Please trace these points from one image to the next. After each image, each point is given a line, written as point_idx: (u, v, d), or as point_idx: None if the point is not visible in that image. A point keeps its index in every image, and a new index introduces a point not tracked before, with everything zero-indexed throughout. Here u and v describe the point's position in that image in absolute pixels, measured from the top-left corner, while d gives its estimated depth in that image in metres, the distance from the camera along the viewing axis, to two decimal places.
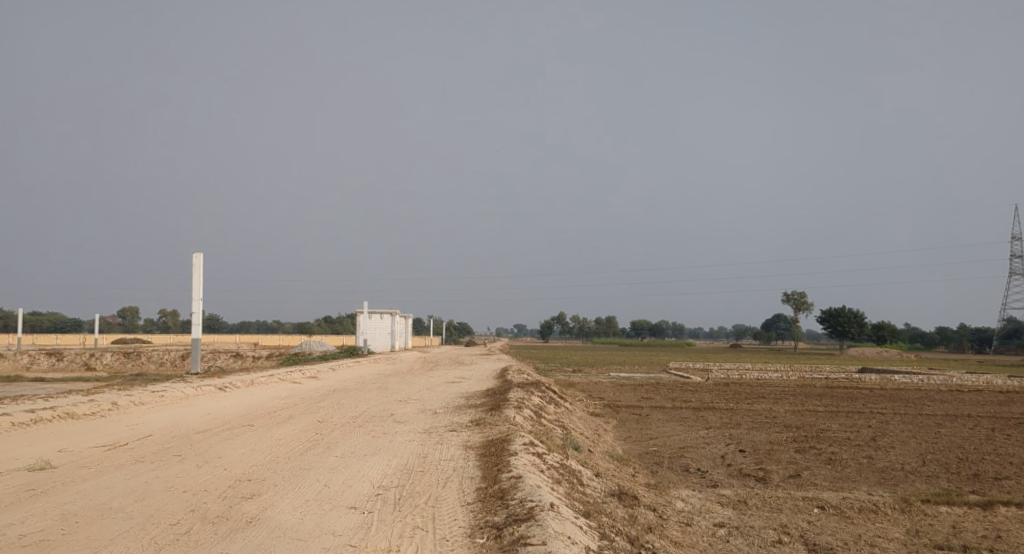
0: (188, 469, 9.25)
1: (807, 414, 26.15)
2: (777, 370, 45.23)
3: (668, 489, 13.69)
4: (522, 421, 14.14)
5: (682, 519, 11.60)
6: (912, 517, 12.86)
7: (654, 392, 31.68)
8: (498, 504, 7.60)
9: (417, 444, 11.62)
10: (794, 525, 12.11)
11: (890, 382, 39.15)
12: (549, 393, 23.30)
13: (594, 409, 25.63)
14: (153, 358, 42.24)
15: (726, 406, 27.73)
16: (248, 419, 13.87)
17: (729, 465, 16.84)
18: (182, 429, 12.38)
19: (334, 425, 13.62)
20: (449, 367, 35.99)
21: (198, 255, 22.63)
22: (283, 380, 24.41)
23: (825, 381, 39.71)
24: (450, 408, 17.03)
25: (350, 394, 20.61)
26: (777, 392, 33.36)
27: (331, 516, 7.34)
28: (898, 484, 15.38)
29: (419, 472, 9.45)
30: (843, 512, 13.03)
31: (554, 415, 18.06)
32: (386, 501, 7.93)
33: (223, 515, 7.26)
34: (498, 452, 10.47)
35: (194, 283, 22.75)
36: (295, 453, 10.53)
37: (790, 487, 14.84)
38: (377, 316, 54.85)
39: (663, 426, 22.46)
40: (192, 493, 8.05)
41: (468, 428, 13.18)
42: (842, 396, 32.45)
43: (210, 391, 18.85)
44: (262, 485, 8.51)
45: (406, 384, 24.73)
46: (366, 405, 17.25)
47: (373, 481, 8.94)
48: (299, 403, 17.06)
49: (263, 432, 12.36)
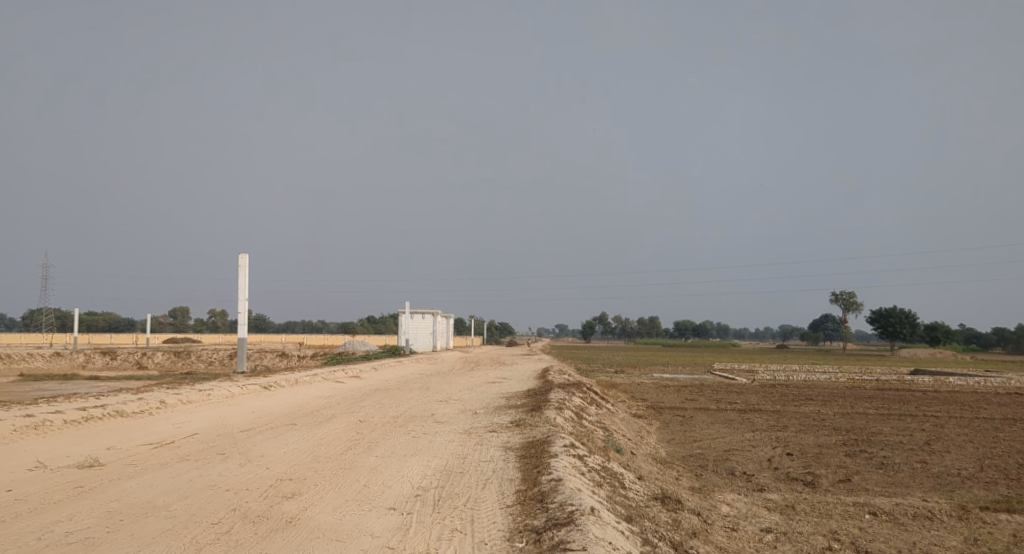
0: (230, 468, 9.32)
1: (857, 416, 25.54)
2: (825, 371, 44.32)
3: (713, 493, 13.44)
4: (563, 423, 14.04)
5: (728, 524, 11.37)
6: (970, 525, 12.42)
7: (698, 393, 31.26)
8: (537, 508, 7.49)
9: (457, 445, 11.58)
10: (844, 532, 11.77)
11: (944, 384, 38.09)
12: (591, 393, 23.14)
13: (637, 410, 25.36)
14: (202, 357, 43.01)
15: (772, 408, 27.24)
16: (291, 418, 13.97)
17: (776, 469, 16.48)
18: (227, 428, 12.50)
19: (376, 424, 13.65)
20: (491, 367, 36.00)
21: (243, 256, 22.91)
22: (327, 379, 24.60)
23: (875, 383, 38.81)
24: (492, 408, 16.99)
25: (392, 394, 20.69)
26: (826, 394, 32.68)
27: (370, 518, 7.30)
28: (954, 490, 14.90)
29: (459, 474, 9.38)
30: (896, 519, 12.64)
31: (596, 417, 17.90)
32: (425, 503, 7.88)
33: (263, 515, 7.27)
34: (538, 454, 10.37)
35: (240, 283, 23.05)
36: (337, 453, 10.54)
37: (840, 491, 14.47)
38: (419, 315, 55.12)
39: (708, 428, 22.12)
40: (234, 492, 8.09)
41: (508, 429, 13.11)
42: (893, 398, 31.65)
43: (255, 390, 19.06)
44: (302, 485, 8.52)
45: (448, 384, 24.76)
46: (407, 405, 17.27)
47: (413, 481, 8.90)
48: (342, 402, 17.15)
49: (305, 431, 12.41)
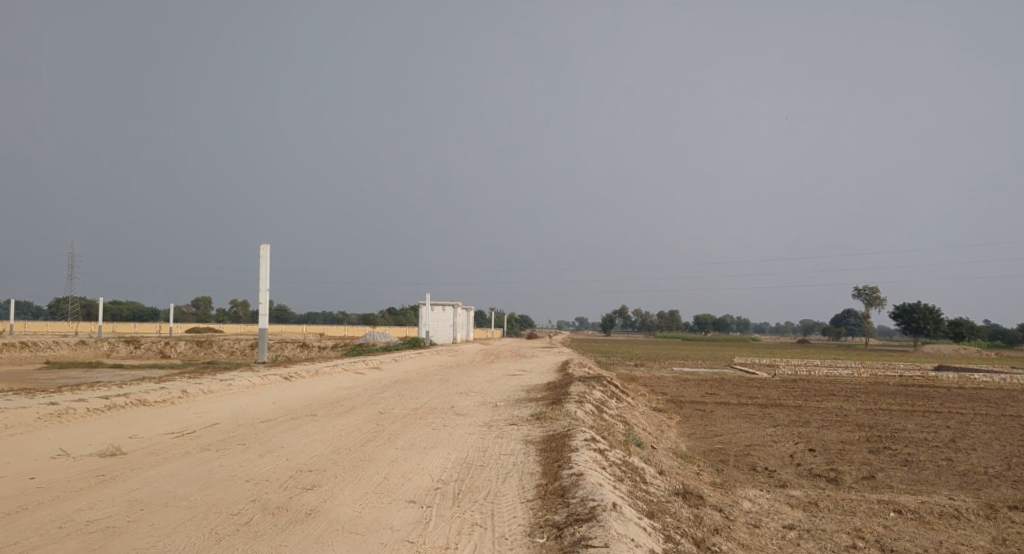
0: (251, 459, 9.32)
1: (880, 413, 25.24)
2: (848, 367, 43.89)
3: (734, 489, 13.30)
4: (584, 416, 13.94)
5: (751, 521, 11.23)
6: (998, 524, 12.19)
7: (719, 387, 31.03)
8: (559, 503, 7.40)
9: (477, 437, 11.54)
10: (869, 530, 11.59)
11: (969, 381, 37.53)
12: (611, 387, 23.02)
13: (657, 404, 25.20)
14: (224, 347, 43.34)
15: (794, 403, 26.96)
16: (312, 409, 13.98)
17: (798, 465, 16.29)
18: (248, 418, 12.54)
19: (396, 416, 13.63)
20: (510, 359, 35.98)
21: (265, 246, 22.99)
22: (346, 370, 24.67)
23: (898, 379, 38.35)
24: (512, 400, 16.94)
25: (412, 386, 20.68)
26: (848, 390, 32.33)
27: (390, 510, 7.25)
28: (981, 488, 14.64)
29: (479, 467, 9.32)
30: (922, 517, 12.44)
31: (616, 410, 17.78)
32: (445, 496, 7.82)
33: (283, 506, 7.25)
34: (559, 447, 10.29)
35: (261, 274, 23.14)
36: (357, 445, 10.53)
37: (864, 489, 14.26)
38: (439, 307, 55.16)
39: (729, 423, 21.91)
40: (253, 482, 8.08)
41: (528, 422, 13.04)
42: (918, 395, 31.22)
43: (276, 381, 19.14)
44: (322, 477, 8.50)
45: (467, 376, 24.73)
46: (427, 397, 17.26)
47: (433, 474, 8.85)
48: (362, 394, 17.17)
49: (325, 423, 12.41)
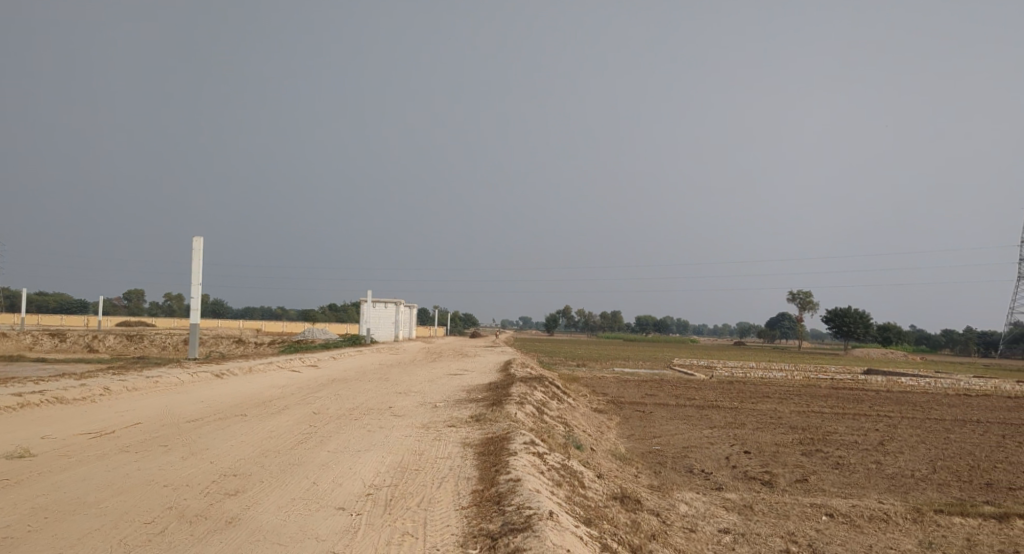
0: (171, 462, 8.87)
1: (813, 415, 25.75)
2: (782, 369, 44.79)
3: (671, 492, 13.28)
4: (524, 418, 13.74)
5: (687, 525, 11.20)
6: (925, 528, 12.42)
7: (659, 388, 31.27)
8: (494, 511, 7.18)
9: (414, 440, 11.25)
10: (802, 534, 11.68)
11: (897, 384, 38.64)
12: (552, 387, 22.97)
13: (597, 405, 25.24)
14: (155, 342, 41.98)
15: (731, 404, 27.30)
16: (242, 409, 13.47)
17: (734, 467, 16.42)
18: (173, 417, 12.00)
19: (330, 417, 13.23)
20: (451, 358, 35.69)
21: (198, 239, 22.25)
22: (282, 368, 24.05)
23: (830, 382, 39.28)
24: (452, 401, 16.69)
25: (350, 385, 20.24)
26: (782, 392, 32.93)
27: (317, 519, 6.95)
28: (909, 491, 14.93)
29: (414, 471, 9.06)
30: (853, 520, 12.61)
31: (557, 412, 17.66)
32: (376, 502, 7.55)
33: (202, 514, 6.88)
34: (497, 451, 10.08)
35: (194, 267, 22.38)
36: (287, 447, 10.13)
37: (797, 492, 14.41)
38: (380, 305, 54.49)
39: (668, 424, 22.03)
40: (172, 488, 7.68)
41: (467, 424, 12.80)
42: (848, 398, 32.01)
43: (207, 378, 18.49)
44: (247, 482, 8.12)
45: (407, 376, 24.36)
46: (364, 397, 16.89)
47: (365, 479, 8.55)
48: (297, 393, 16.69)
49: (254, 423, 11.95)
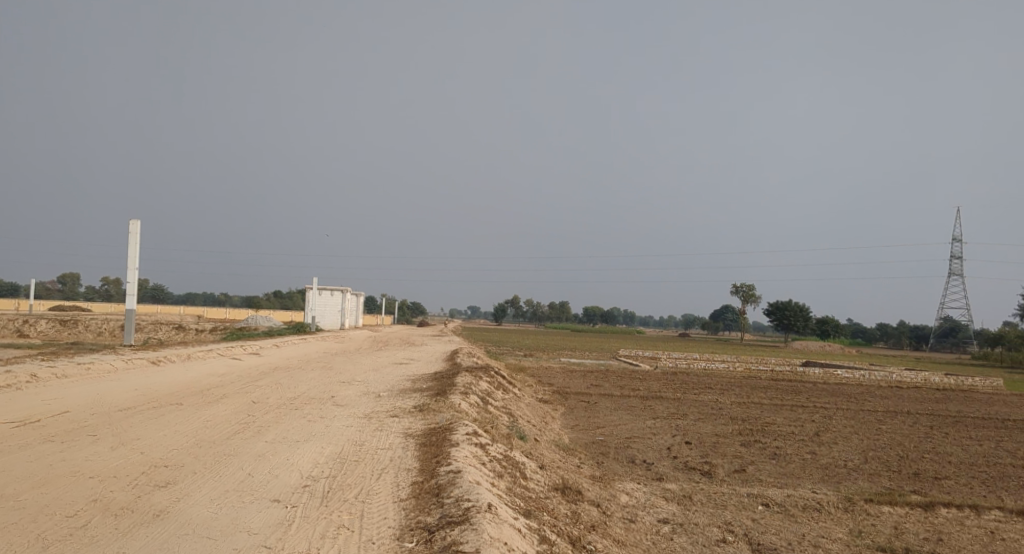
0: (100, 452, 8.61)
1: (753, 406, 26.25)
2: (724, 361, 45.60)
3: (613, 482, 13.39)
4: (468, 408, 13.68)
5: (627, 516, 11.29)
6: (856, 517, 12.77)
7: (604, 379, 31.53)
8: (432, 502, 7.12)
9: (355, 430, 11.11)
10: (738, 523, 11.90)
11: (833, 376, 39.67)
12: (498, 377, 22.95)
13: (542, 395, 25.33)
14: (90, 327, 40.71)
15: (674, 395, 27.67)
16: (177, 397, 13.14)
17: (675, 458, 16.65)
18: (105, 406, 11.64)
19: (269, 406, 12.98)
20: (398, 347, 35.44)
21: (135, 223, 21.61)
22: (222, 355, 23.56)
23: (770, 373, 40.14)
24: (396, 391, 16.55)
25: (292, 373, 19.93)
26: (724, 383, 33.53)
27: (249, 511, 6.82)
28: (841, 481, 15.35)
29: (353, 462, 8.95)
30: (787, 510, 12.89)
31: (502, 402, 17.66)
32: (312, 494, 7.44)
33: (128, 507, 6.71)
34: (440, 441, 10.01)
35: (131, 251, 21.74)
36: (223, 437, 9.91)
37: (735, 482, 14.67)
38: (326, 292, 53.80)
39: (611, 415, 22.21)
40: (99, 479, 7.45)
41: (411, 414, 12.69)
42: (787, 389, 32.75)
43: (142, 365, 17.99)
44: (178, 472, 7.93)
45: (352, 364, 24.10)
46: (306, 386, 16.63)
47: (303, 470, 8.42)
48: (237, 381, 16.35)
49: (190, 412, 11.66)
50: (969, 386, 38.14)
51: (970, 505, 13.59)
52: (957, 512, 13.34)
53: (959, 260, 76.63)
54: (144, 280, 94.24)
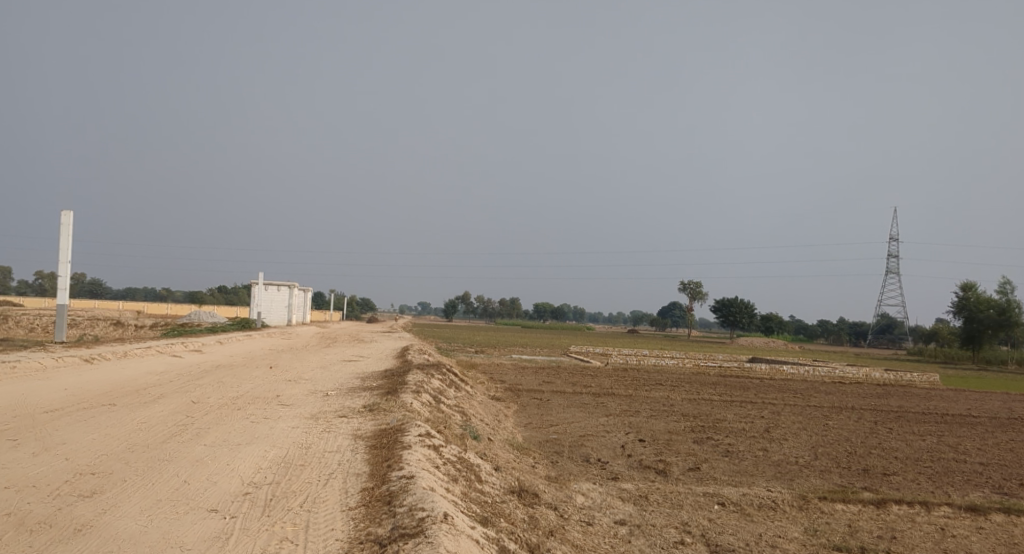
0: (19, 459, 7.96)
1: (703, 402, 26.26)
2: (672, 357, 45.85)
3: (568, 482, 13.10)
4: (420, 408, 13.21)
5: (584, 518, 10.99)
6: (810, 515, 12.68)
7: (556, 376, 31.31)
8: (383, 512, 6.68)
9: (301, 432, 10.60)
10: (695, 524, 11.69)
11: (779, 371, 40.31)
12: (450, 375, 22.45)
13: (495, 393, 25.01)
14: (22, 323, 38.96)
15: (625, 392, 27.60)
16: (110, 397, 12.41)
17: (629, 456, 16.42)
18: (28, 407, 10.90)
19: (210, 407, 12.33)
20: (347, 343, 34.91)
21: (67, 213, 20.59)
22: (161, 353, 22.67)
23: (717, 369, 40.56)
24: (344, 390, 15.97)
25: (235, 372, 19.18)
26: (674, 379, 33.68)
27: (183, 524, 6.29)
28: (794, 479, 15.31)
29: (299, 467, 8.46)
30: (743, 509, 12.75)
31: (454, 400, 17.22)
32: (253, 503, 6.94)
33: (46, 522, 6.13)
34: (390, 444, 9.54)
35: (64, 244, 20.70)
36: (157, 441, 9.30)
37: (690, 480, 14.51)
38: (273, 288, 52.61)
39: (564, 412, 21.94)
40: (15, 489, 6.85)
41: (360, 414, 12.18)
42: (735, 385, 33.13)
43: (74, 363, 17.08)
44: (107, 481, 7.34)
45: (299, 362, 23.38)
46: (250, 385, 15.95)
47: (244, 476, 7.88)
48: (176, 380, 15.61)
49: (123, 414, 10.98)
50: (908, 382, 39.01)
51: (920, 501, 13.63)
52: (908, 508, 13.35)
53: (896, 259, 78.79)
54: (80, 276, 91.03)
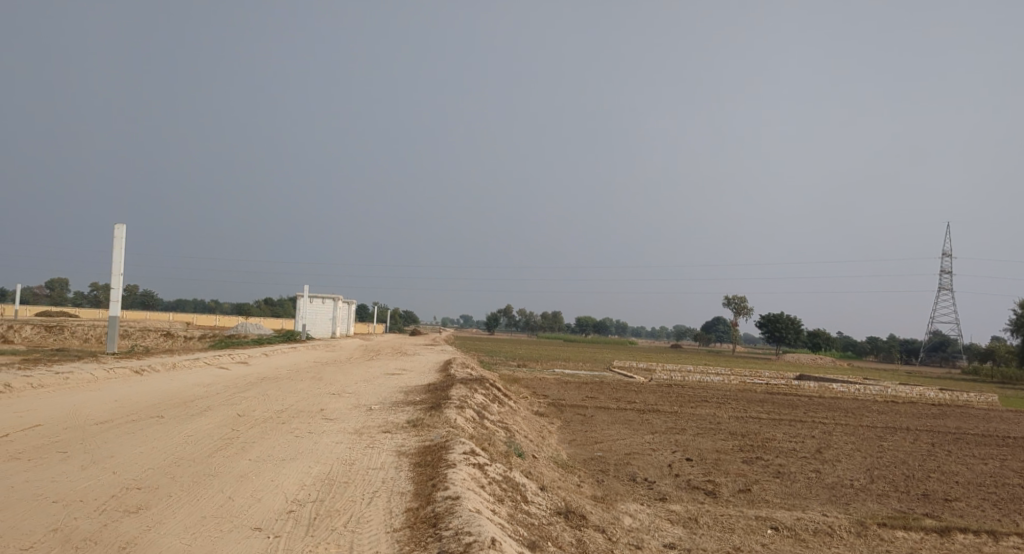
0: (68, 472, 7.97)
1: (751, 420, 25.64)
2: (718, 373, 45.05)
3: (615, 503, 12.78)
4: (464, 424, 13.02)
5: (632, 541, 10.66)
6: (869, 542, 12.18)
7: (599, 391, 30.92)
8: (429, 535, 6.50)
9: (345, 447, 10.49)
10: (747, 549, 11.29)
11: (828, 389, 39.33)
12: (493, 390, 22.24)
13: (538, 408, 24.73)
14: (77, 334, 39.88)
15: (670, 409, 27.09)
16: (158, 409, 12.48)
17: (676, 476, 16.01)
18: (78, 419, 10.99)
19: (256, 420, 12.31)
20: (389, 356, 35.01)
21: (120, 227, 20.95)
22: (209, 364, 22.90)
23: (764, 386, 39.70)
24: (387, 404, 15.87)
25: (280, 384, 19.22)
26: (720, 396, 33.02)
27: (227, 542, 6.19)
28: (850, 503, 14.76)
29: (343, 484, 8.32)
30: (798, 535, 12.28)
31: (497, 416, 17.01)
32: (297, 521, 6.82)
33: (92, 538, 6.08)
34: (435, 462, 9.36)
35: (116, 256, 21.05)
36: (203, 455, 9.26)
37: (740, 503, 14.06)
38: (318, 300, 53.08)
39: (609, 429, 21.57)
40: (64, 503, 6.84)
41: (404, 430, 12.05)
42: (783, 403, 32.34)
43: (125, 375, 17.27)
44: (153, 496, 7.28)
45: (343, 375, 23.40)
46: (295, 398, 15.95)
47: (288, 493, 7.78)
48: (222, 392, 15.68)
49: (170, 427, 11.01)
50: (964, 402, 37.72)
51: (987, 531, 12.99)
52: (974, 538, 12.73)
53: (949, 275, 76.68)
54: (133, 287, 93.17)
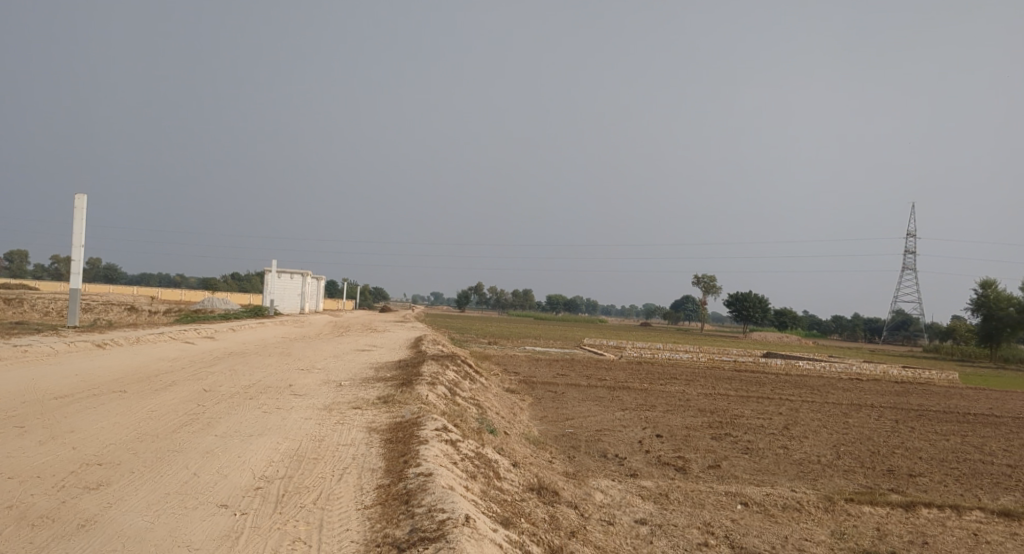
0: (26, 447, 7.69)
1: (720, 397, 25.83)
2: (687, 351, 45.38)
3: (586, 479, 12.73)
4: (435, 400, 12.88)
5: (604, 517, 10.64)
6: (836, 518, 12.28)
7: (570, 368, 30.93)
8: (401, 512, 6.35)
9: (314, 423, 10.27)
10: (718, 524, 11.30)
11: (795, 367, 39.78)
12: (464, 367, 22.12)
13: (509, 385, 24.64)
14: (37, 307, 38.93)
15: (640, 386, 27.17)
16: (121, 384, 12.16)
17: (647, 452, 16.03)
18: (38, 393, 10.66)
19: (222, 396, 12.06)
20: (358, 333, 34.72)
21: (80, 197, 20.39)
22: (174, 338, 22.48)
23: (732, 363, 40.06)
24: (357, 380, 15.65)
25: (248, 359, 18.92)
26: (689, 374, 33.23)
27: (192, 520, 5.99)
28: (817, 478, 14.88)
29: (312, 460, 8.13)
30: (767, 510, 12.35)
31: (469, 392, 16.89)
32: (264, 498, 6.63)
33: (49, 516, 5.84)
34: (406, 438, 9.20)
35: (77, 227, 20.51)
36: (168, 430, 9.02)
37: (710, 479, 14.10)
38: (286, 276, 52.49)
39: (579, 406, 21.56)
40: (21, 480, 6.59)
41: (374, 406, 11.87)
42: (751, 380, 32.63)
43: (86, 349, 16.84)
44: (114, 472, 7.04)
45: (312, 350, 23.09)
46: (263, 373, 15.69)
47: (255, 470, 7.57)
48: (187, 366, 15.36)
49: (134, 402, 10.71)
50: (926, 379, 38.36)
51: (951, 505, 13.18)
52: (939, 512, 12.89)
53: (912, 254, 77.77)
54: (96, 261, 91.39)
